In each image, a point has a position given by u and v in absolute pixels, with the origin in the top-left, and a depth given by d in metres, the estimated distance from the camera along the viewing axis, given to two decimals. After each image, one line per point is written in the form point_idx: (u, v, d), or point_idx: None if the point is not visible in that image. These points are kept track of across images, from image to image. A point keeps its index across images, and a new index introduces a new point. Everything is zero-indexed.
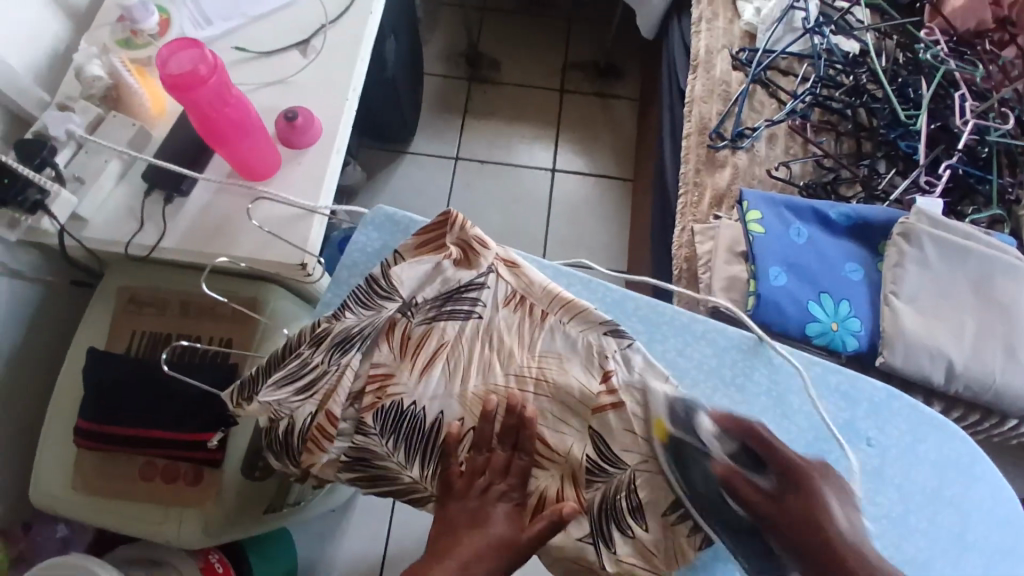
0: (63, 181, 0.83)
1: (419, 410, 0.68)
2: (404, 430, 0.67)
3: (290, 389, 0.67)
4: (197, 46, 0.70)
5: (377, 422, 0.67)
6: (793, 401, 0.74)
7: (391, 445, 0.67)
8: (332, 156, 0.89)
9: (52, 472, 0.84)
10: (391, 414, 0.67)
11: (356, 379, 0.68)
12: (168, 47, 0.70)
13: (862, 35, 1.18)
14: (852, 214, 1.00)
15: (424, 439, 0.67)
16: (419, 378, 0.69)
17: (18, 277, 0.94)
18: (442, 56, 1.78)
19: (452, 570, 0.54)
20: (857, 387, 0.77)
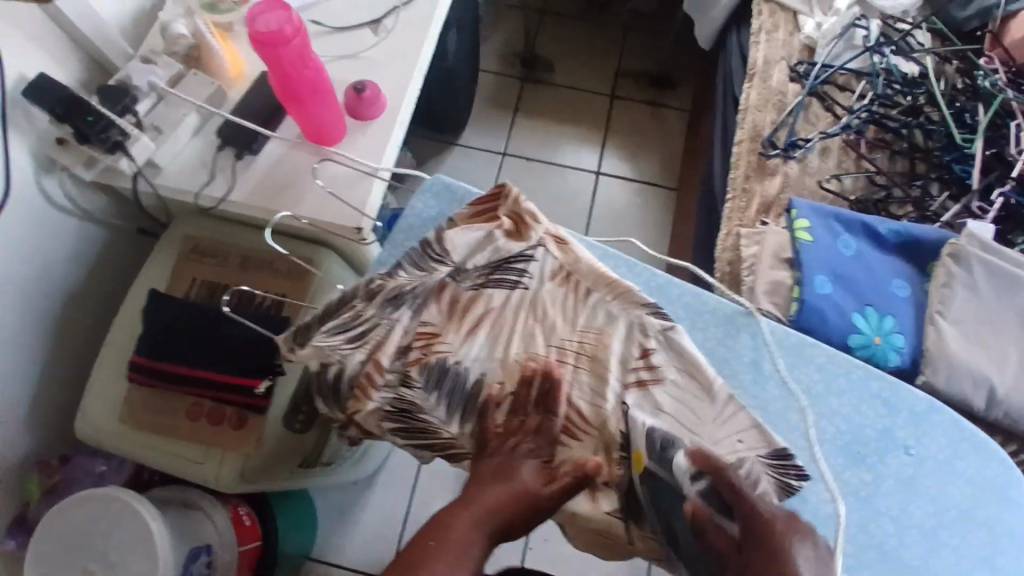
0: (142, 128, 0.87)
1: (462, 370, 0.69)
2: (447, 388, 0.69)
3: (341, 337, 0.70)
4: (286, 6, 0.72)
5: (422, 377, 0.69)
6: (834, 403, 0.74)
7: (434, 401, 0.69)
8: (396, 129, 0.93)
9: (104, 404, 0.88)
10: (435, 370, 0.69)
11: (404, 336, 0.71)
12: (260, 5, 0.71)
13: (921, 59, 1.16)
14: (903, 231, 1.00)
15: (465, 398, 0.69)
16: (465, 340, 0.71)
17: (88, 218, 0.99)
18: (498, 54, 1.82)
19: (472, 516, 0.57)
20: (898, 396, 0.76)
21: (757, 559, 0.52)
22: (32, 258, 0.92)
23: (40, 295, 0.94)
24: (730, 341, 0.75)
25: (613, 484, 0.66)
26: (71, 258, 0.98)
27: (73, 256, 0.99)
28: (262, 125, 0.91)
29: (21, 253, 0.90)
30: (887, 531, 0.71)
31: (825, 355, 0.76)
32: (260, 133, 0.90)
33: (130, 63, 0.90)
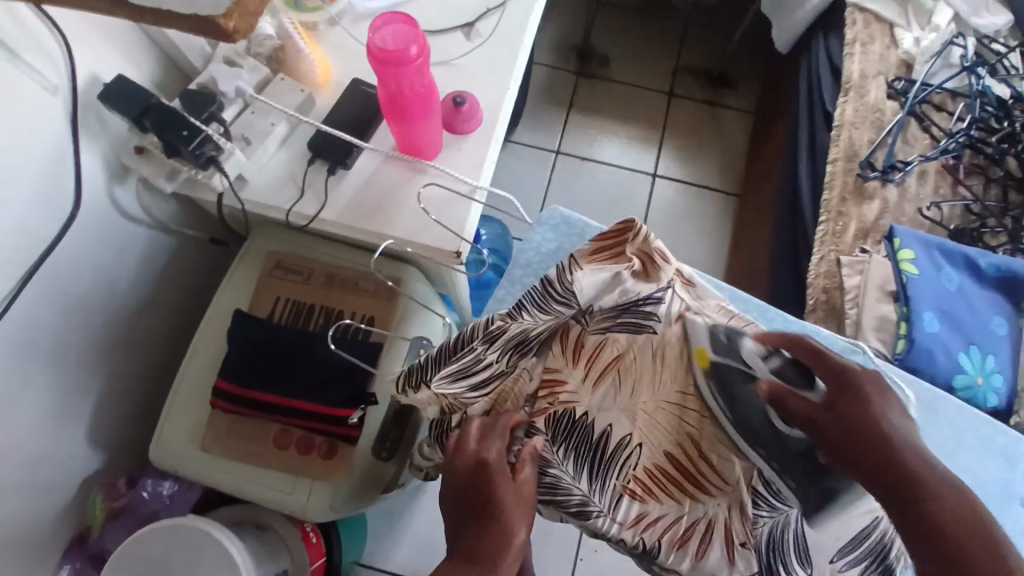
0: (230, 138, 0.82)
1: (589, 421, 0.69)
2: (575, 440, 0.69)
3: (465, 383, 0.68)
4: (412, 25, 0.69)
5: (550, 427, 0.69)
6: (961, 461, 0.71)
7: (561, 453, 0.68)
8: (492, 145, 0.88)
9: (186, 427, 0.85)
10: (563, 420, 0.69)
11: (531, 382, 0.72)
12: (385, 20, 0.69)
13: (1016, 83, 1.11)
14: (1003, 266, 0.96)
15: (592, 450, 0.68)
16: (593, 389, 0.71)
17: (158, 226, 0.95)
18: (554, 46, 1.75)
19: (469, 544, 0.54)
20: (1021, 452, 0.72)
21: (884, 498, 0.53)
22: (103, 270, 0.87)
23: (109, 308, 0.89)
24: None
25: (749, 544, 0.64)
26: (140, 268, 0.94)
27: (143, 266, 0.94)
28: (354, 136, 0.85)
29: (93, 265, 0.85)
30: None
31: (954, 409, 0.73)
32: (352, 146, 0.84)
33: (214, 65, 0.84)
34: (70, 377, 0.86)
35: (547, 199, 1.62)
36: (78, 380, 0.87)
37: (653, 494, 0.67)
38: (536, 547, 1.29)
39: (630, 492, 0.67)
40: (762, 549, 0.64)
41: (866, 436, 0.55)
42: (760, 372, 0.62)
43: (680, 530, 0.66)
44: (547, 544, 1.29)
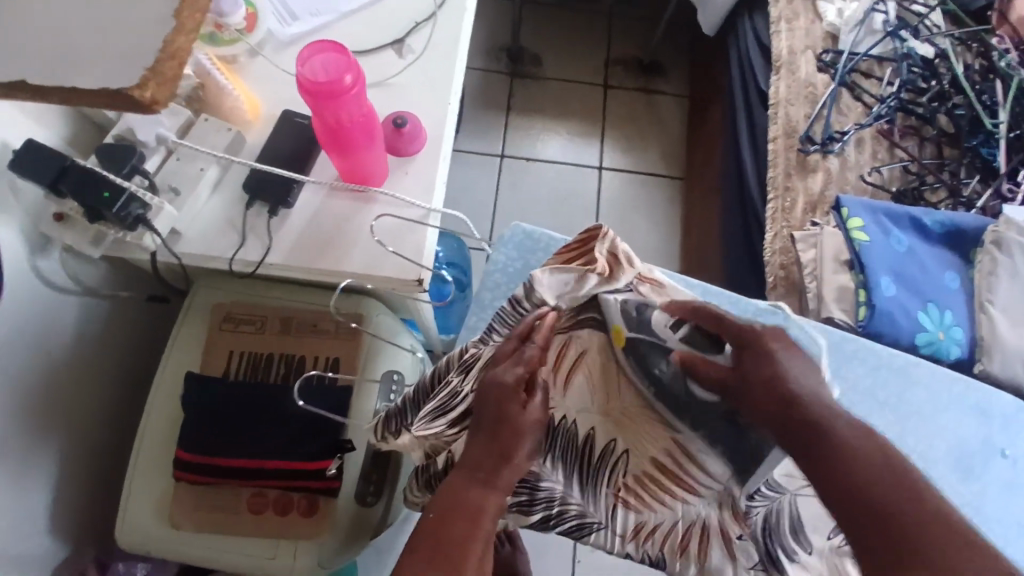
0: (157, 190, 0.76)
1: (571, 425, 0.67)
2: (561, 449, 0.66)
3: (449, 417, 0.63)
4: (343, 52, 0.66)
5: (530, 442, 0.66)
6: (941, 422, 0.74)
7: (549, 463, 0.65)
8: (441, 163, 0.85)
9: (152, 504, 0.79)
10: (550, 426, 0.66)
11: None
12: (313, 48, 0.65)
13: (937, 41, 1.17)
14: (946, 222, 1.00)
15: (580, 456, 0.66)
16: (568, 395, 0.68)
17: (88, 292, 0.87)
18: (484, 49, 1.73)
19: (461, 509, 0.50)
20: (992, 402, 0.75)
21: (754, 383, 0.55)
22: (34, 351, 0.79)
23: (47, 391, 0.82)
24: (842, 372, 0.74)
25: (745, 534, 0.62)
26: (75, 341, 0.86)
27: (79, 338, 0.87)
28: (292, 173, 0.80)
29: (21, 348, 0.77)
30: (995, 534, 0.70)
31: (926, 371, 0.75)
32: (292, 183, 0.80)
33: (130, 114, 0.78)
34: (13, 473, 0.78)
35: (498, 205, 1.60)
36: (23, 474, 0.80)
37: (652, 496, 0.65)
38: (536, 557, 1.27)
39: (623, 501, 0.65)
40: (761, 537, 0.61)
41: (776, 389, 0.54)
42: (670, 342, 0.63)
43: (679, 536, 0.63)
44: (543, 551, 1.27)
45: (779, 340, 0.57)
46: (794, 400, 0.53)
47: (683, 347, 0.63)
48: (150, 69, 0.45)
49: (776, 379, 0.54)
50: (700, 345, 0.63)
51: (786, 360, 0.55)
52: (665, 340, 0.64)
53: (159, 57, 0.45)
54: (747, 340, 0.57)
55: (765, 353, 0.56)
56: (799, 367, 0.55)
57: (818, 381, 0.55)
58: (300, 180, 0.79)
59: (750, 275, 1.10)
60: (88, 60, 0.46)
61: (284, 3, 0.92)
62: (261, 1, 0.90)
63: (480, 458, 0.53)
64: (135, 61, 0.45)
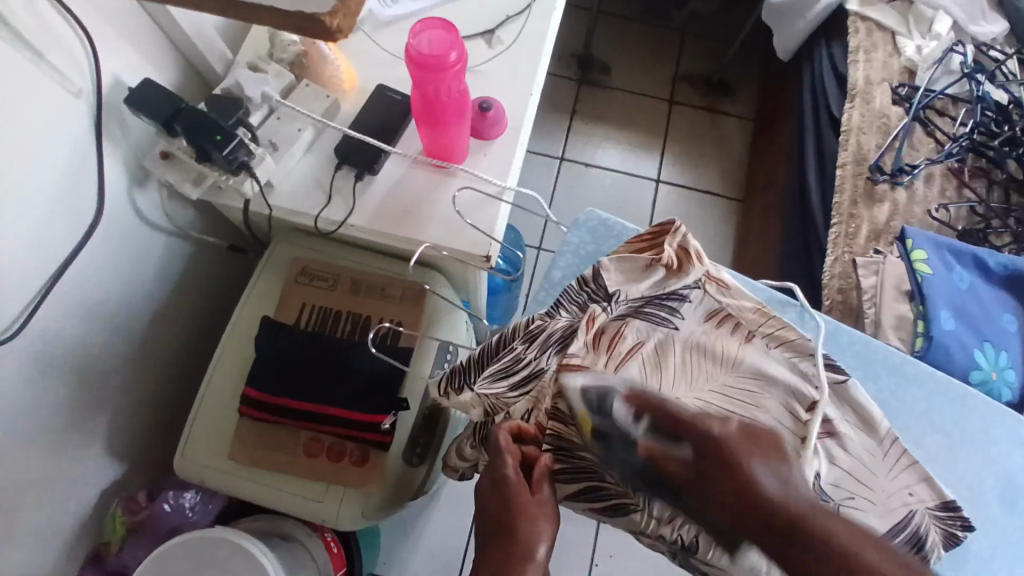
0: (259, 143, 0.81)
1: None
2: None
3: (522, 386, 0.68)
4: (451, 30, 0.70)
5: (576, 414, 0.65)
6: (993, 454, 0.73)
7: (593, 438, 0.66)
8: (519, 150, 0.89)
9: (213, 437, 0.83)
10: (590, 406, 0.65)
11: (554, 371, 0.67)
12: (424, 23, 0.70)
13: (1013, 88, 1.16)
14: (1009, 264, 0.99)
15: None
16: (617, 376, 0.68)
17: (175, 233, 0.93)
18: (555, 54, 1.77)
19: None
20: None
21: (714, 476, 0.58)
22: (122, 278, 0.85)
23: (127, 318, 0.87)
24: (901, 393, 0.74)
25: None
26: (157, 275, 0.92)
27: (161, 274, 0.92)
28: (381, 142, 0.85)
29: (112, 272, 0.83)
30: None
31: (983, 402, 0.75)
32: (381, 152, 0.84)
33: (240, 70, 0.83)
34: (88, 389, 0.83)
35: (553, 206, 1.63)
36: (96, 392, 0.85)
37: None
38: (555, 551, 1.28)
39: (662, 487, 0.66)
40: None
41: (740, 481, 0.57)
42: (637, 435, 0.64)
43: None
44: (562, 548, 1.28)
45: (744, 440, 0.60)
46: (762, 498, 0.55)
47: (649, 443, 0.63)
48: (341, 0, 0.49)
49: (742, 485, 0.56)
50: (757, 342, 0.72)
51: (753, 463, 0.57)
52: (630, 430, 0.64)
53: None
54: (708, 445, 0.60)
55: (730, 467, 0.58)
56: (768, 471, 0.57)
57: (788, 484, 0.56)
58: (388, 150, 0.84)
59: (805, 298, 1.10)
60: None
61: None
62: None
63: (499, 550, 0.55)
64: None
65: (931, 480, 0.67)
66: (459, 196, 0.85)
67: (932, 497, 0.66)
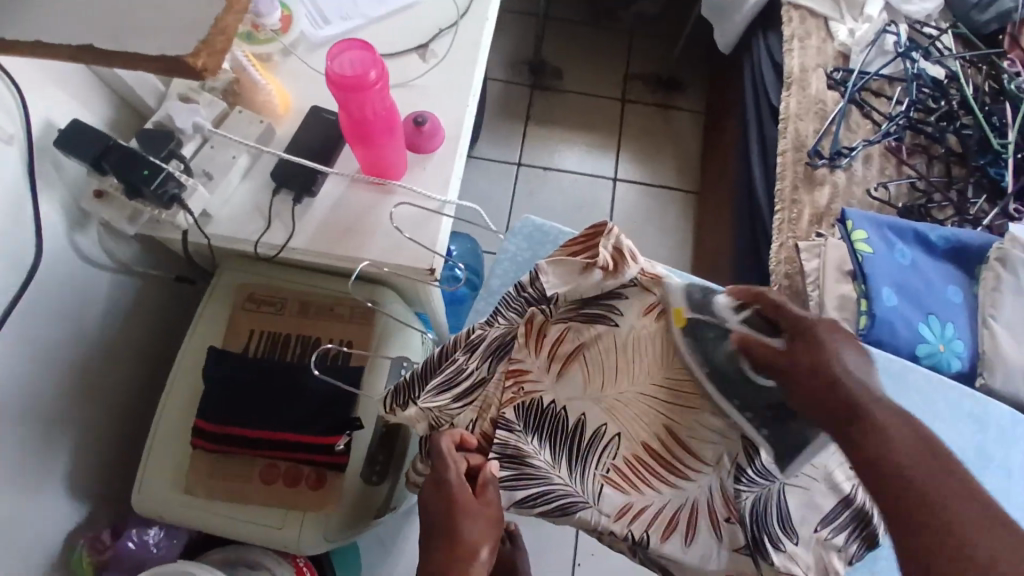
0: (192, 175, 0.81)
1: (560, 409, 0.68)
2: (547, 426, 0.67)
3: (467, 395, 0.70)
4: (367, 49, 0.70)
5: (520, 418, 0.66)
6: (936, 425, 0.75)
7: (538, 442, 0.66)
8: (457, 160, 0.89)
9: (167, 470, 0.83)
10: (535, 408, 0.67)
11: (495, 378, 0.69)
12: (338, 47, 0.70)
13: (948, 62, 1.20)
14: (951, 237, 1.02)
15: (568, 438, 0.68)
16: (559, 381, 0.70)
17: (120, 270, 0.92)
18: (506, 61, 1.78)
19: None
20: (988, 412, 0.77)
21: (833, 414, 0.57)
22: (69, 319, 0.84)
23: (77, 359, 0.87)
24: None
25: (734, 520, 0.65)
26: (106, 313, 0.91)
27: (110, 311, 0.92)
28: (317, 164, 0.85)
29: (57, 315, 0.82)
30: None
31: (920, 376, 0.77)
32: (317, 174, 0.84)
33: (170, 102, 0.84)
34: (43, 433, 0.83)
35: (513, 211, 1.64)
36: (51, 435, 0.84)
37: (641, 473, 0.67)
38: (536, 555, 1.28)
39: (612, 483, 0.66)
40: (748, 522, 0.64)
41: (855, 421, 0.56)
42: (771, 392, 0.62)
43: (667, 518, 0.65)
44: (543, 552, 1.29)
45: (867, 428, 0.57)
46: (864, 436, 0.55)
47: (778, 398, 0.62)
48: (202, 40, 0.50)
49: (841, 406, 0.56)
50: None
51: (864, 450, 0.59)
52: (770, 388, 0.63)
53: (212, 31, 0.50)
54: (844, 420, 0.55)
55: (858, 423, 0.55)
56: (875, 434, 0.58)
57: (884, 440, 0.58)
58: (325, 171, 0.84)
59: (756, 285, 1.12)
60: (143, 32, 0.51)
61: (317, 8, 0.98)
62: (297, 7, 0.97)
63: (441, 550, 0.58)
64: (187, 37, 0.50)
65: None
66: (398, 211, 0.85)
67: None
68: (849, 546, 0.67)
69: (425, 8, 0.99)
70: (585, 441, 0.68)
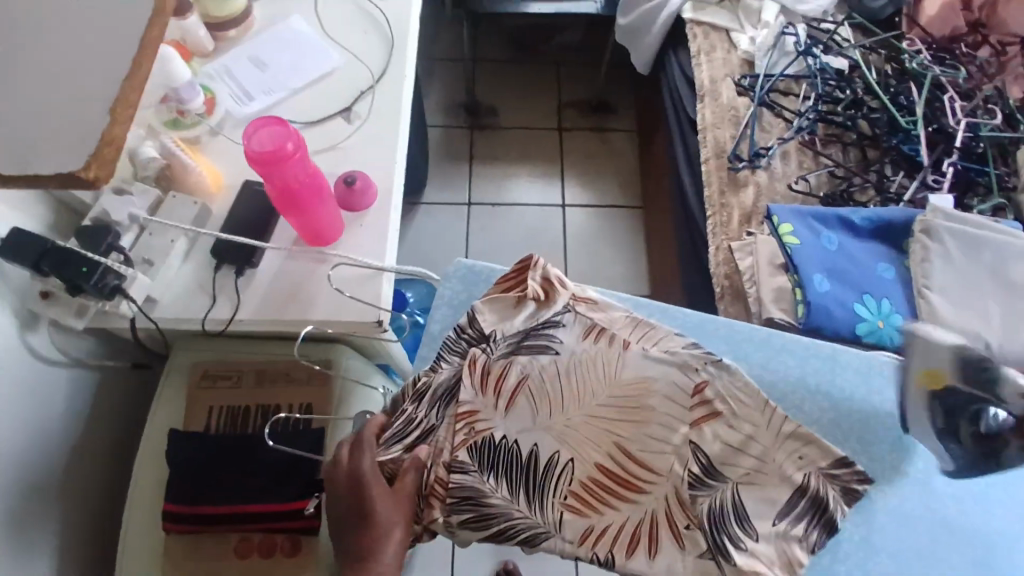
0: (133, 264, 0.83)
1: (512, 443, 0.69)
2: (501, 463, 0.68)
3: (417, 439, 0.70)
4: (280, 123, 0.73)
5: (474, 459, 0.68)
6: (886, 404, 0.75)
7: (493, 480, 0.68)
8: (392, 214, 0.93)
9: (140, 560, 0.82)
10: (484, 447, 0.69)
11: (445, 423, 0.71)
12: (253, 125, 0.73)
13: (850, 52, 1.24)
14: (874, 217, 1.06)
15: (524, 470, 0.69)
16: (508, 414, 0.71)
17: (77, 365, 0.94)
18: (443, 108, 1.85)
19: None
20: None
21: None
22: (31, 421, 0.85)
23: (42, 459, 0.87)
24: (773, 363, 0.76)
25: (693, 524, 0.67)
26: (68, 409, 0.92)
27: (71, 407, 0.93)
28: (254, 239, 0.88)
29: (17, 418, 0.83)
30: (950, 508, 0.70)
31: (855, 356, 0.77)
32: (255, 247, 0.87)
33: (105, 197, 0.86)
34: (14, 539, 0.83)
35: (470, 250, 1.67)
36: (23, 540, 0.84)
37: (598, 493, 0.68)
38: None
39: (571, 508, 0.68)
40: (706, 527, 0.66)
41: None
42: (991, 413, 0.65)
43: (628, 533, 0.67)
44: None
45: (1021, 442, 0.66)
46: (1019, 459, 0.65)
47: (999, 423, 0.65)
48: (92, 155, 0.53)
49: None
50: (634, 348, 0.75)
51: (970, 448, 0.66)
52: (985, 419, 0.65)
53: (99, 145, 0.53)
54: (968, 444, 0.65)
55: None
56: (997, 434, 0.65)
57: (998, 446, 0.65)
58: (263, 246, 0.87)
59: (703, 289, 1.16)
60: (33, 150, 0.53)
61: (241, 87, 1.02)
62: (220, 89, 1.01)
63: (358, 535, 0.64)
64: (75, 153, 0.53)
65: (815, 440, 0.70)
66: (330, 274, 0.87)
67: (822, 455, 0.69)
68: (809, 535, 0.67)
69: (344, 73, 1.04)
70: (541, 472, 0.69)
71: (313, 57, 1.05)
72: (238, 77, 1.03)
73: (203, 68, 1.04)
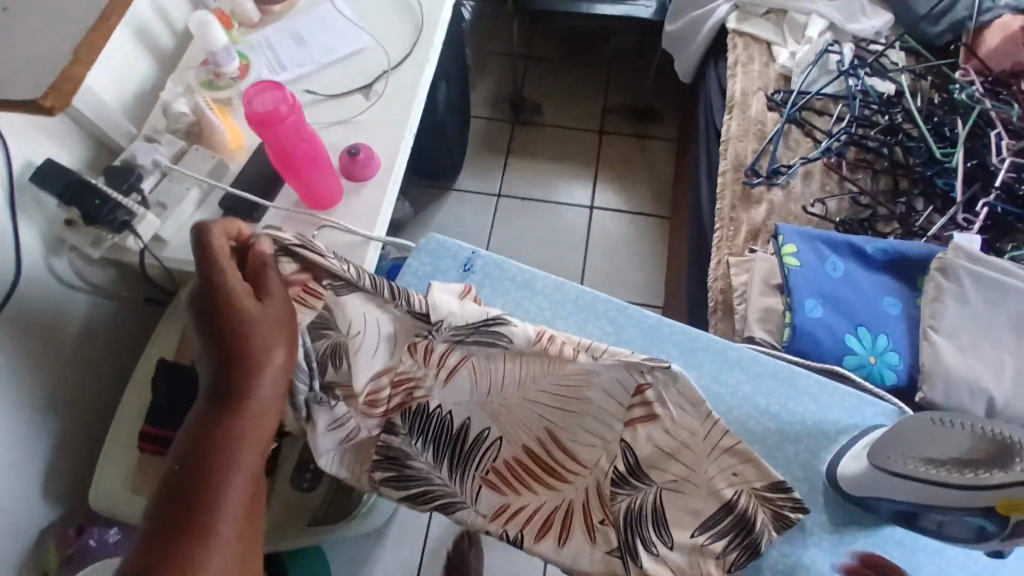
0: (147, 205, 0.91)
1: (445, 413, 0.71)
2: (430, 431, 0.70)
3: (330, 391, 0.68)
4: (280, 89, 0.82)
5: (405, 423, 0.70)
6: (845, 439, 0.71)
7: (419, 443, 0.70)
8: (391, 186, 0.98)
9: (117, 471, 0.91)
10: (417, 412, 0.70)
11: (380, 378, 0.71)
12: (256, 88, 0.81)
13: (897, 77, 1.18)
14: (889, 249, 1.00)
15: (452, 441, 0.71)
16: (447, 386, 0.70)
17: (97, 292, 1.03)
18: (489, 99, 1.88)
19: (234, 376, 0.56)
20: None
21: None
22: (47, 335, 0.95)
23: (52, 369, 0.97)
24: (724, 377, 0.73)
25: (608, 522, 0.66)
26: (83, 331, 1.02)
27: (86, 329, 1.02)
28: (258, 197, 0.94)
29: (35, 329, 0.93)
30: (890, 554, 0.68)
31: (812, 381, 0.73)
32: (258, 205, 0.94)
33: (135, 143, 0.95)
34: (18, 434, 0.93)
35: (492, 240, 1.70)
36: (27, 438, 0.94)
37: (519, 475, 0.69)
38: None
39: (490, 484, 0.70)
40: (620, 526, 0.66)
41: None
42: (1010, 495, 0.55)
43: (541, 520, 0.68)
44: None
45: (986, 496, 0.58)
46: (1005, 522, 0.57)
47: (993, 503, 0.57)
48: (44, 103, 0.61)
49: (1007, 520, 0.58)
50: (584, 356, 0.64)
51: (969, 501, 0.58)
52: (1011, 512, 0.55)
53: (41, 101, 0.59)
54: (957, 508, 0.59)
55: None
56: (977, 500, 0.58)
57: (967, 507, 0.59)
58: (264, 203, 0.93)
59: (700, 302, 1.13)
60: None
61: (275, 57, 1.10)
62: (256, 57, 1.09)
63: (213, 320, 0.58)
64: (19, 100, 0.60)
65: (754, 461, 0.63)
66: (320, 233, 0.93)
67: (758, 479, 0.63)
68: (728, 554, 0.63)
69: (372, 52, 1.10)
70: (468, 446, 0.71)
71: (346, 35, 1.12)
72: (275, 49, 1.10)
73: (245, 39, 1.12)
